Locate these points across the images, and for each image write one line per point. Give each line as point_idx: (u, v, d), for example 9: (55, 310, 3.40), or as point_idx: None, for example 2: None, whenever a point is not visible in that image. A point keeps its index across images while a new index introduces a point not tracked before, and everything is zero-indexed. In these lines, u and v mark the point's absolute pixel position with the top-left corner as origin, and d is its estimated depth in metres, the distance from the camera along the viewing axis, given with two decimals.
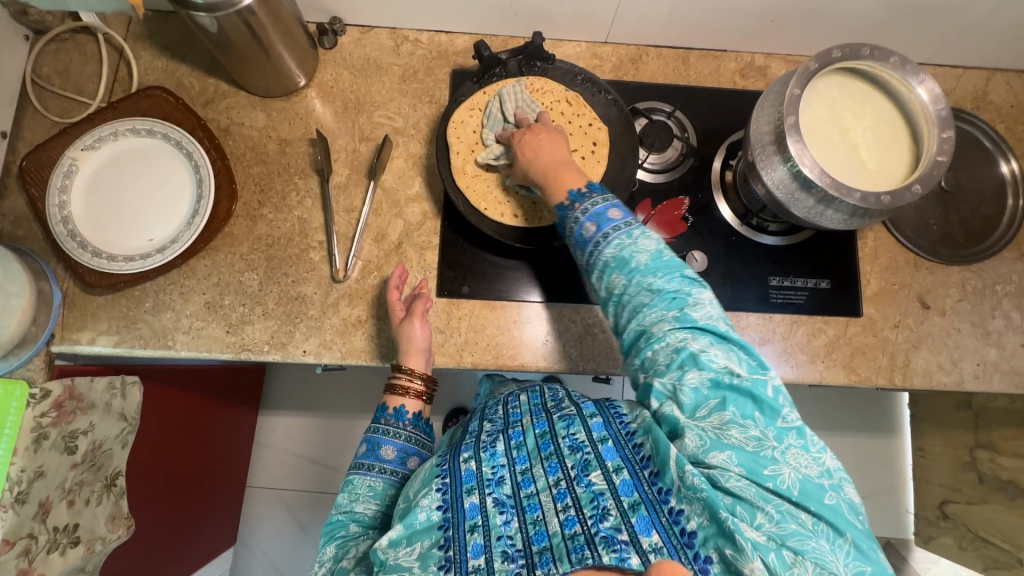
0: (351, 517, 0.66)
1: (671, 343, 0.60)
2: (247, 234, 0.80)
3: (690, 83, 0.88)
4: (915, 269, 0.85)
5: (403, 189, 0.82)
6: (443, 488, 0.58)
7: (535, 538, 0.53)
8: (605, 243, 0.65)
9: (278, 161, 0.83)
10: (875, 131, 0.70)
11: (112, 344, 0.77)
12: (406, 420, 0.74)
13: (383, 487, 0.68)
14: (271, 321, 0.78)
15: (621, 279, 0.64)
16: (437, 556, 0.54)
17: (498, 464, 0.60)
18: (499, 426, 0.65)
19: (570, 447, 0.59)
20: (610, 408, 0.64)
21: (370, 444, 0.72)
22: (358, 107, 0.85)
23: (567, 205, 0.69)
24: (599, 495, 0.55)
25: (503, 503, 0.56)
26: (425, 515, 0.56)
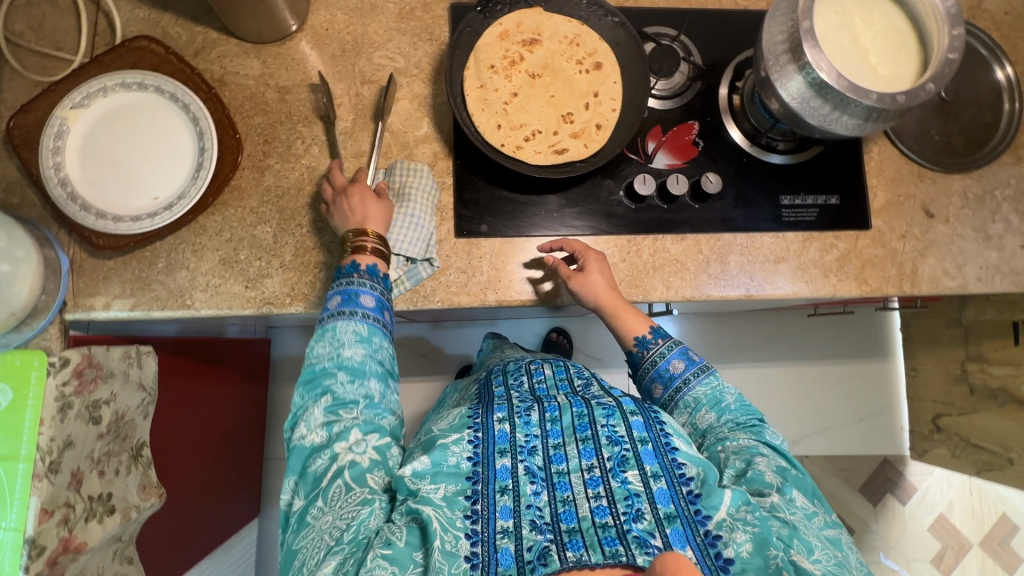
0: (337, 363, 0.66)
1: (772, 467, 0.63)
2: (255, 186, 0.78)
3: (692, 6, 0.87)
4: (920, 180, 0.87)
5: (411, 131, 0.80)
6: (474, 441, 0.61)
7: (564, 517, 0.56)
8: (693, 380, 0.74)
9: (279, 110, 0.80)
10: (884, 37, 0.71)
11: (127, 308, 0.74)
12: (366, 273, 0.70)
13: (368, 331, 0.68)
14: (290, 273, 0.77)
15: (706, 408, 0.73)
16: (462, 505, 0.56)
17: (532, 434, 0.62)
18: (529, 398, 0.69)
19: (607, 437, 0.61)
20: (651, 412, 0.66)
21: (345, 295, 0.69)
22: (356, 49, 0.82)
23: (648, 338, 0.77)
24: (635, 496, 0.57)
25: (534, 473, 0.59)
26: (455, 461, 0.59)
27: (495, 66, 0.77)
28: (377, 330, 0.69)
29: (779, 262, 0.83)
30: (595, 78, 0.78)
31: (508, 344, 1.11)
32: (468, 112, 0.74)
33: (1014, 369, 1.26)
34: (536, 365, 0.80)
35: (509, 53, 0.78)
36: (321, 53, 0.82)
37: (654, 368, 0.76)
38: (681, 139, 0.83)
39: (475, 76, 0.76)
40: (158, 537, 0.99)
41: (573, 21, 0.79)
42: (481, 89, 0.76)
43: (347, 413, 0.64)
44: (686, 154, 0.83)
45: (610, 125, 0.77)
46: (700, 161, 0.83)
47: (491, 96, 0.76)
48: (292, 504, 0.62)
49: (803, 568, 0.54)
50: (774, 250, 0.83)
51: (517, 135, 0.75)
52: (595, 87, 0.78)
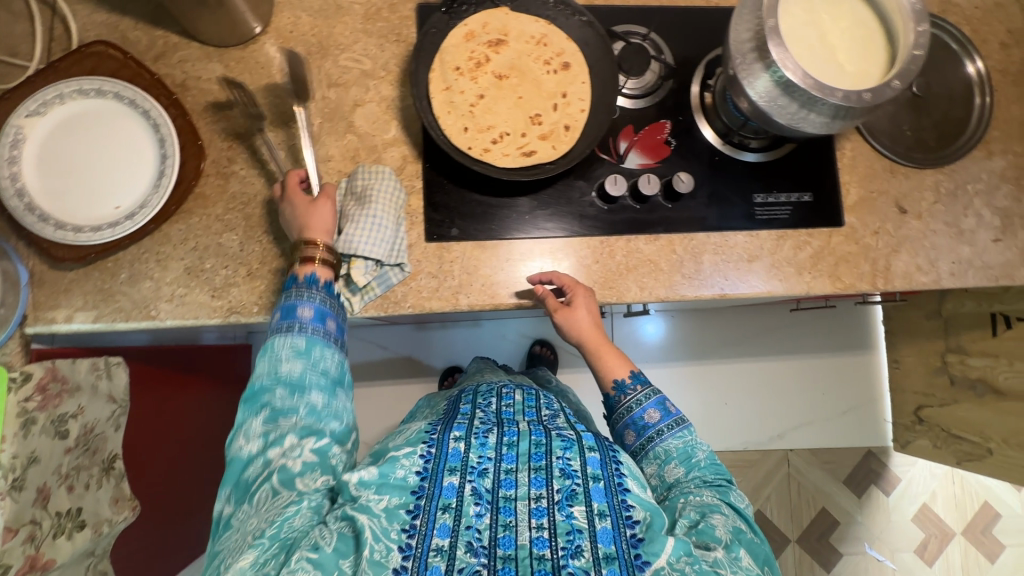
0: (275, 379, 0.64)
1: (725, 523, 0.62)
2: (220, 193, 0.76)
3: (663, 4, 0.86)
4: (892, 175, 0.86)
5: (379, 135, 0.79)
6: (427, 456, 0.61)
7: (502, 542, 0.55)
8: (667, 433, 0.73)
9: (244, 115, 0.78)
10: (852, 33, 0.70)
11: (90, 320, 0.73)
12: (305, 283, 0.69)
13: (306, 346, 0.66)
14: (258, 281, 0.75)
15: (675, 462, 0.71)
16: (401, 518, 0.55)
17: (485, 456, 0.62)
18: (491, 421, 0.69)
19: (561, 470, 0.60)
20: (610, 450, 0.65)
21: (285, 311, 0.67)
22: (321, 51, 0.80)
23: (627, 384, 0.76)
24: (577, 531, 0.56)
25: (480, 494, 0.58)
26: (402, 474, 0.58)
27: (462, 68, 0.76)
28: (319, 343, 0.67)
29: (753, 261, 0.82)
30: (563, 79, 0.78)
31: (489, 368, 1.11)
32: (434, 114, 0.73)
33: (992, 360, 1.27)
34: (509, 389, 0.80)
35: (475, 54, 0.77)
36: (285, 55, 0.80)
37: (629, 416, 0.74)
38: (653, 139, 0.83)
39: (442, 77, 0.75)
40: (133, 554, 0.98)
41: (540, 20, 0.78)
42: (447, 91, 0.74)
43: (286, 420, 0.62)
44: (658, 154, 0.83)
45: (578, 126, 0.76)
46: (672, 161, 0.83)
47: (457, 97, 0.75)
48: (223, 507, 0.61)
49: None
50: (748, 249, 0.82)
51: (486, 139, 0.74)
52: (564, 88, 0.77)
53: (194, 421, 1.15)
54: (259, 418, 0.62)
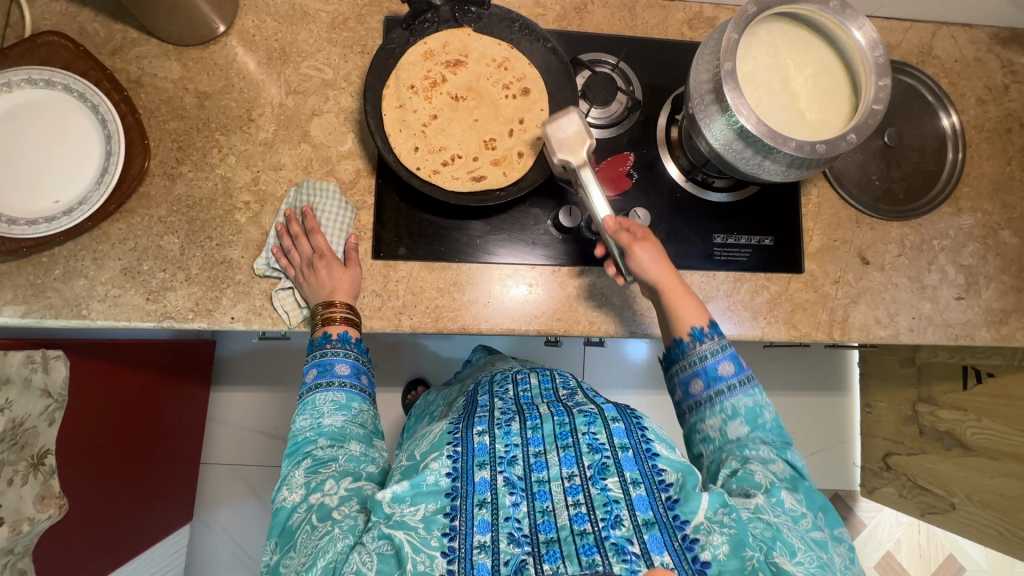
0: (318, 432, 0.66)
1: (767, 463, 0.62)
2: (165, 194, 0.75)
3: (636, 34, 0.85)
4: (857, 225, 0.85)
5: (335, 147, 0.78)
6: (455, 456, 0.59)
7: (542, 528, 0.54)
8: (738, 390, 0.67)
9: (197, 116, 0.77)
10: (816, 81, 0.69)
11: (18, 315, 0.71)
12: (337, 340, 0.71)
13: (347, 399, 0.69)
14: (196, 287, 0.73)
15: (740, 421, 0.66)
16: (441, 522, 0.54)
17: (512, 444, 0.60)
18: (512, 408, 0.67)
19: (588, 446, 0.60)
20: (633, 417, 0.65)
21: (321, 367, 0.70)
22: (283, 57, 0.79)
23: (687, 341, 0.69)
24: (614, 502, 0.55)
25: (513, 484, 0.57)
26: (433, 479, 0.57)
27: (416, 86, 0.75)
28: (357, 397, 0.70)
29: (707, 302, 0.80)
30: (520, 106, 0.77)
31: (501, 358, 1.06)
32: (385, 129, 0.72)
33: (960, 414, 1.25)
34: (523, 373, 0.78)
35: (434, 73, 0.76)
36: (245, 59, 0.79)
37: (701, 365, 0.67)
38: (615, 171, 0.81)
39: (398, 95, 0.74)
40: (64, 552, 0.96)
41: (503, 43, 0.77)
42: (402, 109, 0.74)
43: (327, 468, 0.62)
44: (619, 186, 0.81)
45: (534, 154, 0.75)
46: (632, 194, 0.82)
47: (412, 117, 0.74)
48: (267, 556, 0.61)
49: (783, 570, 0.53)
50: (703, 289, 0.81)
51: (432, 161, 0.74)
52: (519, 116, 0.77)
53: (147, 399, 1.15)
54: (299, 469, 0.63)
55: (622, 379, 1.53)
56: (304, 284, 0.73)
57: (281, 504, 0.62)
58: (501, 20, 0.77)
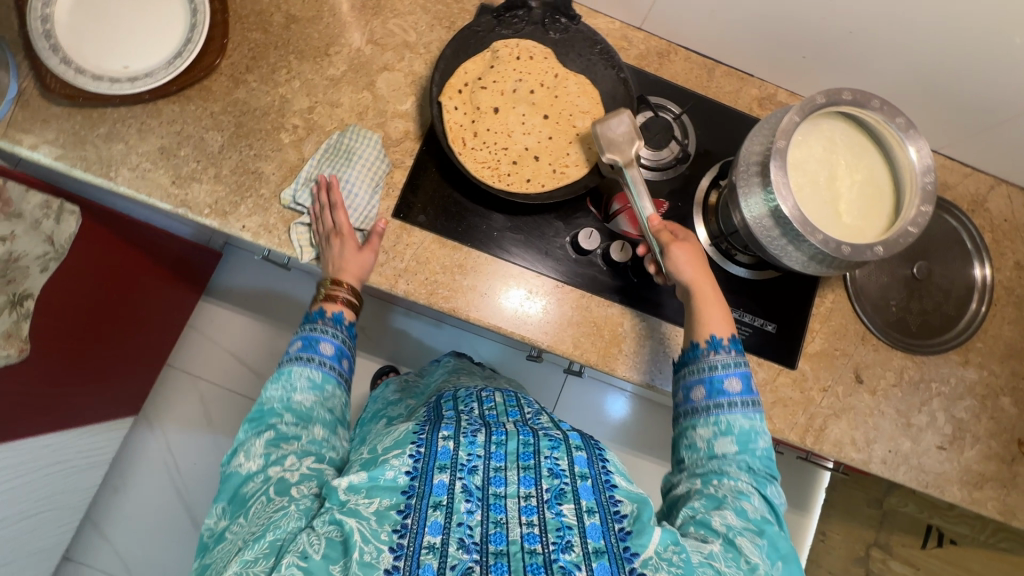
0: (286, 406, 0.64)
1: (746, 503, 0.59)
2: (225, 93, 0.78)
3: (707, 95, 0.87)
4: (861, 342, 0.84)
5: (394, 103, 0.80)
6: (416, 455, 0.58)
7: (493, 539, 0.53)
8: (736, 408, 0.64)
9: (280, 35, 0.80)
10: (860, 189, 0.69)
11: (52, 157, 0.73)
12: (330, 318, 0.71)
13: (321, 379, 0.67)
14: (221, 186, 0.76)
15: (730, 438, 0.63)
16: (393, 518, 0.53)
17: (475, 454, 0.59)
18: (478, 422, 0.66)
19: (548, 470, 0.59)
20: (596, 450, 0.64)
21: (306, 340, 0.69)
22: (376, 9, 0.83)
23: (702, 349, 0.68)
24: (566, 528, 0.54)
25: (470, 491, 0.56)
26: (392, 475, 0.56)
27: (483, 82, 0.78)
28: (332, 379, 0.68)
29: None
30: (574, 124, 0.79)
31: (471, 372, 1.06)
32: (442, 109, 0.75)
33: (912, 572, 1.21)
34: (488, 392, 0.78)
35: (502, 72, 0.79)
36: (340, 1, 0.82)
37: (706, 373, 0.66)
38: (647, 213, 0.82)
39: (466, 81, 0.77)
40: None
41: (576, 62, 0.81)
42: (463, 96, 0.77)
43: (288, 444, 0.61)
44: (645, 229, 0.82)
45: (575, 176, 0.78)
46: None
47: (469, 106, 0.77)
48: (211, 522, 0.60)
49: None
50: None
51: (478, 155, 0.76)
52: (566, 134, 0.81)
53: (127, 291, 1.15)
54: (261, 440, 0.61)
55: (590, 424, 1.51)
56: (325, 245, 0.75)
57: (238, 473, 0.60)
58: (584, 39, 0.80)
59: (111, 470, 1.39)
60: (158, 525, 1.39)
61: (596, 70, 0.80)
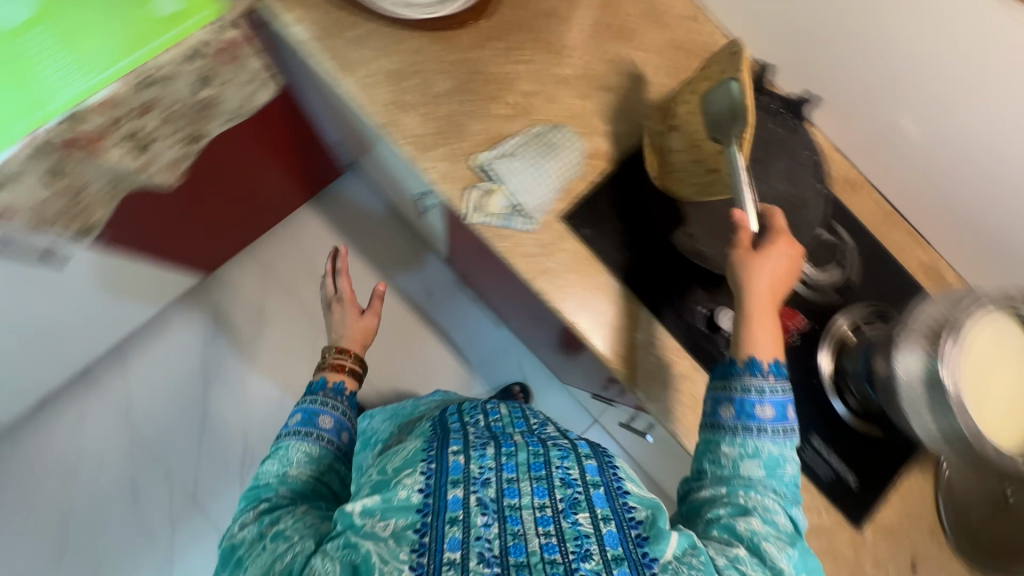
0: (280, 481, 0.70)
1: (768, 506, 0.61)
2: (467, 49, 0.83)
3: (875, 241, 0.90)
4: (929, 534, 0.83)
5: (604, 122, 0.84)
6: (428, 472, 0.60)
7: (513, 550, 0.53)
8: (767, 434, 0.64)
9: (535, 22, 0.86)
10: (1011, 394, 0.69)
11: (305, 36, 0.79)
12: (331, 390, 0.85)
13: (318, 453, 0.75)
14: (426, 124, 0.79)
15: (757, 461, 0.63)
16: (410, 538, 0.55)
17: (486, 467, 0.61)
18: (486, 434, 0.67)
19: (561, 480, 0.59)
20: (605, 459, 0.65)
21: (307, 414, 0.79)
22: (625, 37, 0.87)
23: (743, 367, 0.67)
24: (584, 537, 0.54)
25: (485, 504, 0.57)
26: (405, 493, 0.58)
27: None
28: (331, 454, 0.76)
29: None
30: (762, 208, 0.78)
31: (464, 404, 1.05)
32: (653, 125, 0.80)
33: None
34: (493, 405, 0.76)
35: None
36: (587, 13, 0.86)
37: (744, 395, 0.66)
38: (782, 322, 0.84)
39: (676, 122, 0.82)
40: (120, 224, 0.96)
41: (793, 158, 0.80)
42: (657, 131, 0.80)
43: (286, 512, 0.66)
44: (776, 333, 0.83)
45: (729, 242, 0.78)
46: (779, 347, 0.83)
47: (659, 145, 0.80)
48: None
49: None
50: None
51: (647, 212, 0.83)
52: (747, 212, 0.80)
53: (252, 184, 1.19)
54: (253, 512, 0.67)
55: None
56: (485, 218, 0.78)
57: (230, 542, 0.66)
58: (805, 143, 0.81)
59: (141, 338, 1.41)
60: (161, 413, 1.38)
61: (798, 160, 0.80)
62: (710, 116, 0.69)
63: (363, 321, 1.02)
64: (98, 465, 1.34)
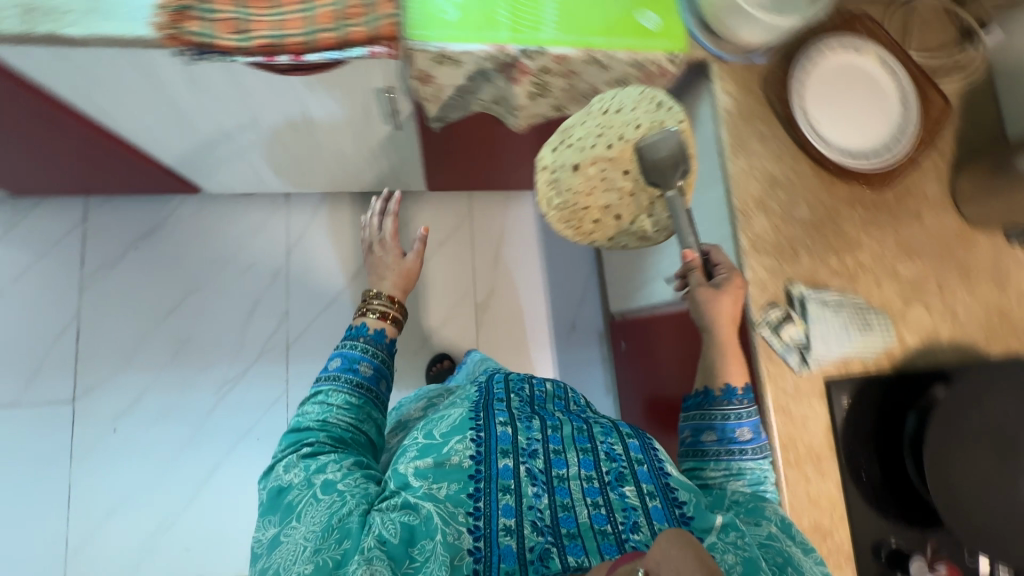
0: (323, 426, 0.68)
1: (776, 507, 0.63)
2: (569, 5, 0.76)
3: (988, 262, 0.82)
4: None
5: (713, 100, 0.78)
6: (478, 440, 0.61)
7: (565, 521, 0.55)
8: (740, 452, 0.68)
9: None
10: None
11: None
12: (369, 335, 0.79)
13: (358, 401, 0.72)
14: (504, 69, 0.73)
15: (744, 480, 0.67)
16: (467, 503, 0.55)
17: (533, 437, 0.63)
18: (528, 408, 0.69)
19: (606, 453, 0.63)
20: (654, 452, 0.66)
21: (343, 358, 0.75)
22: None
23: (717, 396, 0.70)
24: (631, 508, 0.57)
25: (535, 475, 0.59)
26: (457, 458, 0.59)
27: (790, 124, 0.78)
28: (368, 401, 0.73)
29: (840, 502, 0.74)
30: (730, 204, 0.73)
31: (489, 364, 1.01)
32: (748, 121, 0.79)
33: None
34: (538, 379, 0.79)
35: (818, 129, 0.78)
36: (899, 109, 0.80)
37: (722, 424, 0.69)
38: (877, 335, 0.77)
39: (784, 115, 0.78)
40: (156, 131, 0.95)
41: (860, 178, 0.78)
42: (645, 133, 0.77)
43: (326, 454, 0.65)
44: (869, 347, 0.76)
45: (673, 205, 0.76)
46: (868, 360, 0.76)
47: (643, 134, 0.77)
48: (263, 535, 0.60)
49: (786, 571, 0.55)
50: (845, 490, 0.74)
51: (783, 216, 0.77)
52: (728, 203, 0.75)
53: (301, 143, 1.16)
54: (297, 454, 0.66)
55: None
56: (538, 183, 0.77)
57: (279, 485, 0.64)
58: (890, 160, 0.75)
59: (228, 244, 1.37)
60: (217, 342, 1.34)
61: None
62: (652, 160, 0.73)
63: (407, 264, 0.94)
64: (136, 385, 1.30)
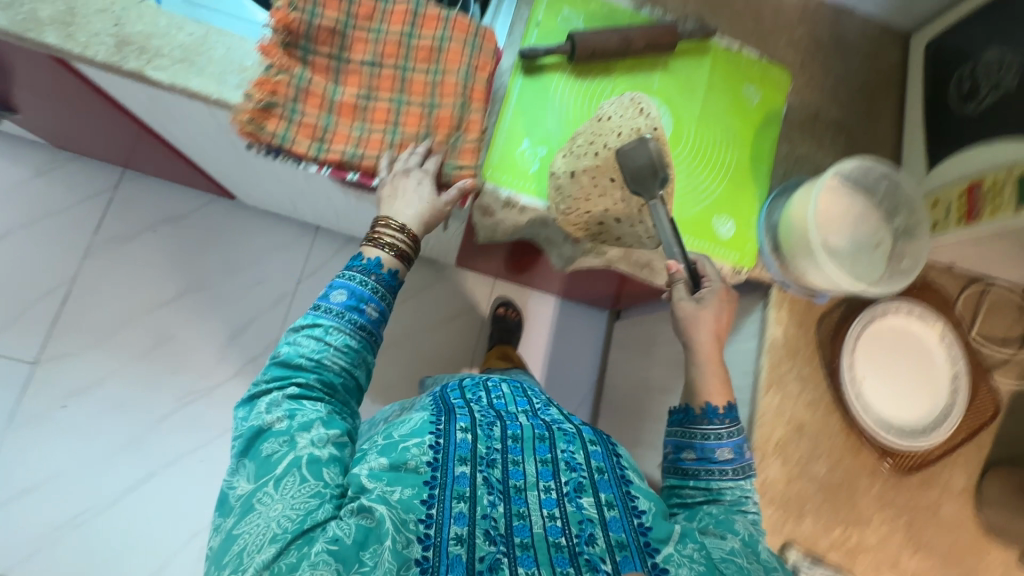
0: (314, 366, 0.57)
1: (749, 521, 0.58)
2: None
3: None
4: None
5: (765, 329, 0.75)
6: (436, 448, 0.56)
7: (519, 531, 0.52)
8: (718, 468, 0.62)
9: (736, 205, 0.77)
10: None
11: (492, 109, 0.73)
12: (367, 262, 0.62)
13: (350, 343, 0.59)
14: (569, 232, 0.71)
15: (719, 503, 0.61)
16: (416, 509, 0.50)
17: (492, 448, 0.58)
18: (492, 414, 0.64)
19: (566, 463, 0.59)
20: (618, 467, 0.61)
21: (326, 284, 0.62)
22: None
23: (698, 412, 0.65)
24: (588, 521, 0.54)
25: (492, 485, 0.54)
26: (415, 463, 0.54)
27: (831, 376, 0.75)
28: (368, 346, 0.61)
29: None
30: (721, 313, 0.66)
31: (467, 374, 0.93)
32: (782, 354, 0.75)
33: None
34: (493, 382, 0.74)
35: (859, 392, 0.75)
36: (948, 394, 0.76)
37: (703, 442, 0.63)
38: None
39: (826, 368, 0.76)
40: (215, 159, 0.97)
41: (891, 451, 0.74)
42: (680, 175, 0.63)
43: (310, 402, 0.56)
44: None
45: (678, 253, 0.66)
46: None
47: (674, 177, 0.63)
48: (236, 489, 0.53)
49: None
50: None
51: (802, 470, 0.73)
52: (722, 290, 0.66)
53: None
54: (282, 392, 0.56)
55: None
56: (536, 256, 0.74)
57: (257, 425, 0.55)
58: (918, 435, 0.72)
59: (247, 258, 1.34)
60: (199, 348, 1.30)
61: None
62: (630, 167, 0.60)
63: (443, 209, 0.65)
64: (102, 367, 1.25)
